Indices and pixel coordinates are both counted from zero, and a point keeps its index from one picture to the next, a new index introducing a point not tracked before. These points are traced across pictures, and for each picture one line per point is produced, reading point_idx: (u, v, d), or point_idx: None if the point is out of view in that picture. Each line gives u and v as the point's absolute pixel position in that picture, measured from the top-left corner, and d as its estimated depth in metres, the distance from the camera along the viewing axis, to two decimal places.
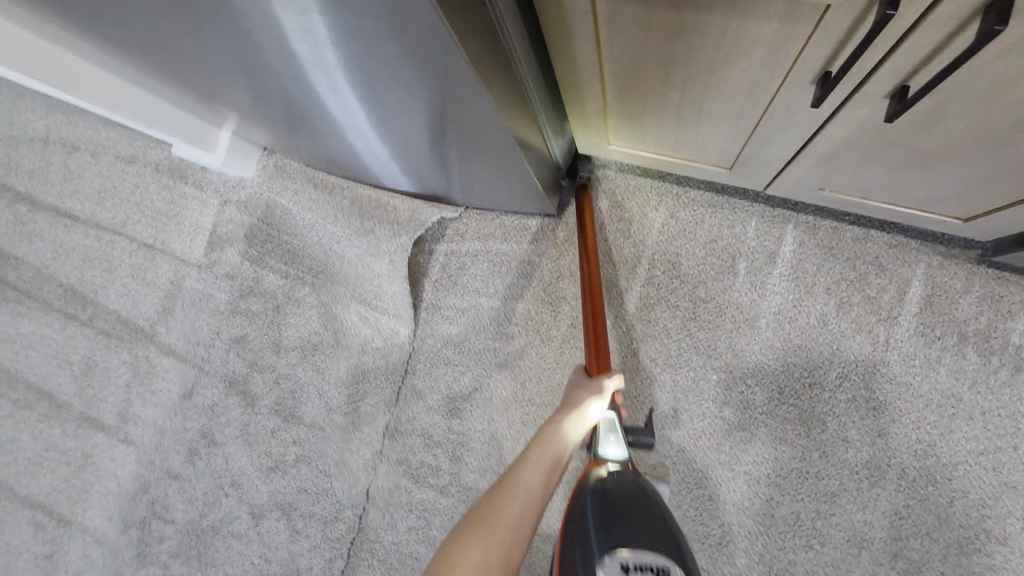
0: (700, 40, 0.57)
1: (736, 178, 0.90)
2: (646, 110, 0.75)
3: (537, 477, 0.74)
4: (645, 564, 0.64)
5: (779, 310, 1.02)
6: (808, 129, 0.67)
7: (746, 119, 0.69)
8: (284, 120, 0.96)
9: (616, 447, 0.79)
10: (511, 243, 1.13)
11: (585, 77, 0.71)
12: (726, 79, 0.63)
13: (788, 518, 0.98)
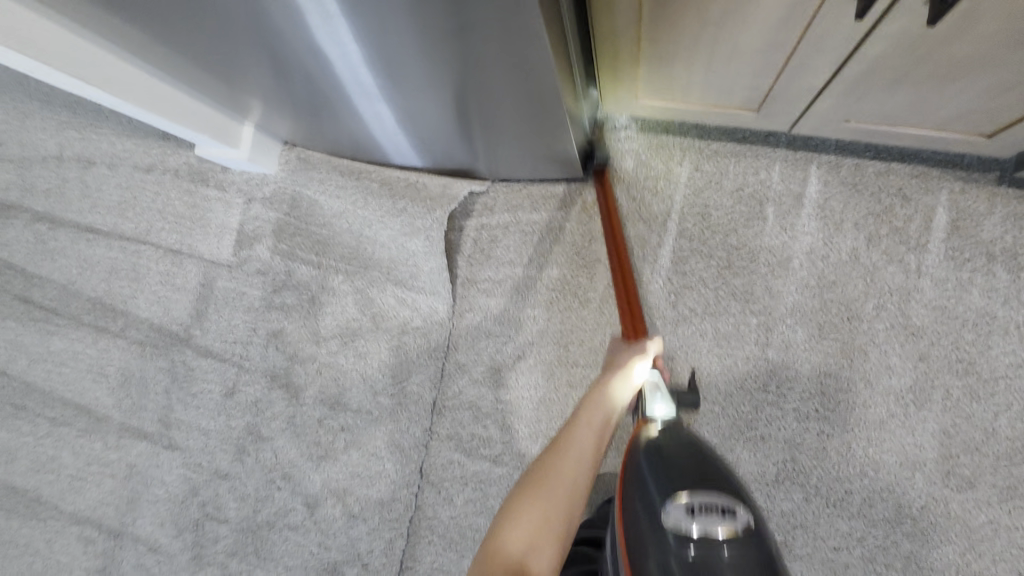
0: None
1: (762, 120, 0.93)
2: (681, 54, 0.77)
3: (592, 432, 0.70)
4: (708, 504, 0.59)
5: (811, 250, 1.05)
6: (843, 51, 0.70)
7: (781, 51, 0.72)
8: (309, 106, 0.98)
9: (664, 406, 0.74)
10: (540, 212, 1.16)
11: (621, 24, 0.73)
12: (765, 8, 0.66)
13: (839, 449, 1.00)
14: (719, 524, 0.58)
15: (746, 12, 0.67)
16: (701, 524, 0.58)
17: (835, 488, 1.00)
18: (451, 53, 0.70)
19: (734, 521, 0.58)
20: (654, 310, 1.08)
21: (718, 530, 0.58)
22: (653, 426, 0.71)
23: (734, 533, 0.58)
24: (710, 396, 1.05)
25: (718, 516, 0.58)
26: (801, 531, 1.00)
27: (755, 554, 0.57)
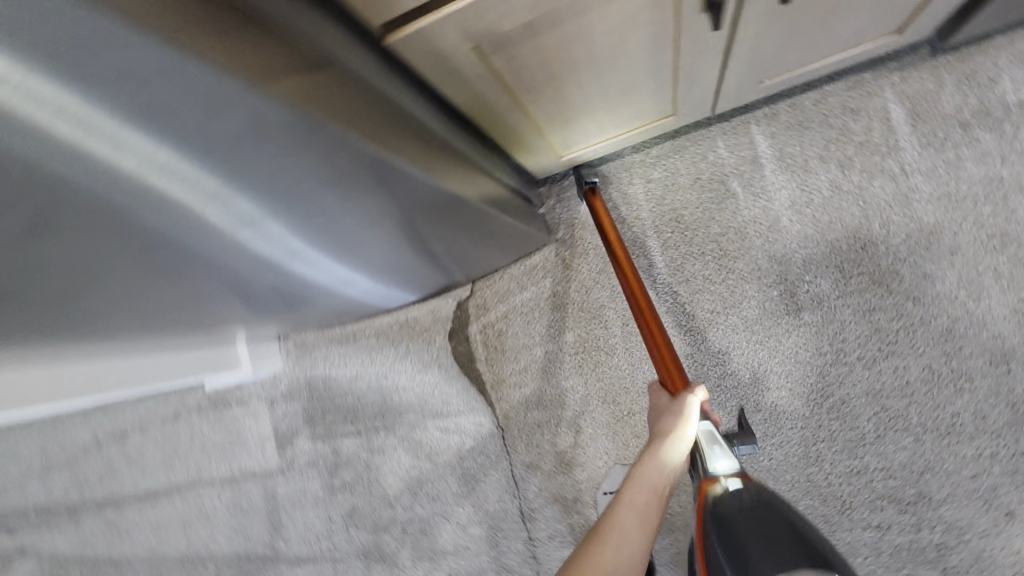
0: (590, 38, 0.60)
1: (685, 116, 0.93)
2: (574, 109, 0.76)
3: (647, 500, 0.62)
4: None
5: (793, 202, 1.02)
6: (721, 45, 0.70)
7: (665, 71, 0.73)
8: (286, 306, 1.00)
9: (725, 460, 0.72)
10: (529, 288, 1.16)
11: (513, 122, 0.75)
12: (630, 55, 0.66)
13: (923, 377, 0.95)
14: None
15: (613, 57, 0.65)
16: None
17: (941, 415, 0.94)
18: (387, 229, 0.70)
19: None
20: (678, 328, 1.06)
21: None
22: (717, 486, 0.68)
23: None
24: (771, 383, 1.01)
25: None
26: (932, 474, 0.94)
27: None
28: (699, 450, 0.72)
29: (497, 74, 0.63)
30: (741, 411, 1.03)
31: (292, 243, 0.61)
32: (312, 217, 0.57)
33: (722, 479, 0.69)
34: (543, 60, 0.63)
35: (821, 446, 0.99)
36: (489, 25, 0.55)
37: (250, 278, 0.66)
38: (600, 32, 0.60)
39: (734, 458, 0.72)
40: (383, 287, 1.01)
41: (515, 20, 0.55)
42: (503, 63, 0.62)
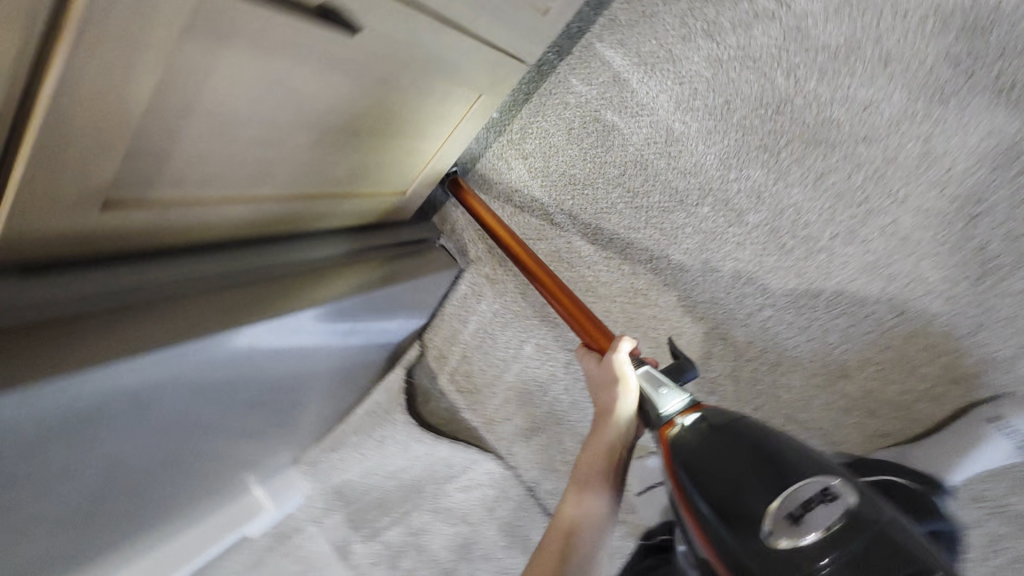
0: (256, 112, 0.52)
1: (499, 85, 0.79)
2: (329, 159, 0.67)
3: (593, 476, 0.75)
4: (811, 497, 0.57)
5: (679, 101, 0.84)
6: (423, 23, 0.57)
7: (395, 77, 0.62)
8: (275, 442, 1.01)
9: (675, 398, 0.75)
10: (471, 319, 1.07)
11: (287, 212, 0.69)
12: (331, 93, 0.57)
13: (921, 225, 0.74)
14: (823, 521, 0.55)
15: (316, 105, 0.57)
16: (800, 526, 0.55)
17: (966, 259, 0.72)
18: (289, 342, 0.70)
19: (835, 510, 0.55)
20: (627, 294, 0.93)
21: (825, 528, 0.54)
22: (675, 425, 0.72)
23: (840, 523, 0.54)
24: (752, 308, 0.85)
25: (821, 511, 0.56)
26: (987, 331, 0.73)
27: (859, 534, 0.53)
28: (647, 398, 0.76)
29: (243, 194, 0.61)
30: (733, 352, 0.88)
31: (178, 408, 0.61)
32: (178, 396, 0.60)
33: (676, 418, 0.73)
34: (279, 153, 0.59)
35: (839, 351, 0.81)
36: (195, 169, 0.52)
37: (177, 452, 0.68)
38: (305, 100, 0.55)
39: (684, 394, 0.76)
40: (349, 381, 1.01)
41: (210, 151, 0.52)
42: (201, 189, 0.55)
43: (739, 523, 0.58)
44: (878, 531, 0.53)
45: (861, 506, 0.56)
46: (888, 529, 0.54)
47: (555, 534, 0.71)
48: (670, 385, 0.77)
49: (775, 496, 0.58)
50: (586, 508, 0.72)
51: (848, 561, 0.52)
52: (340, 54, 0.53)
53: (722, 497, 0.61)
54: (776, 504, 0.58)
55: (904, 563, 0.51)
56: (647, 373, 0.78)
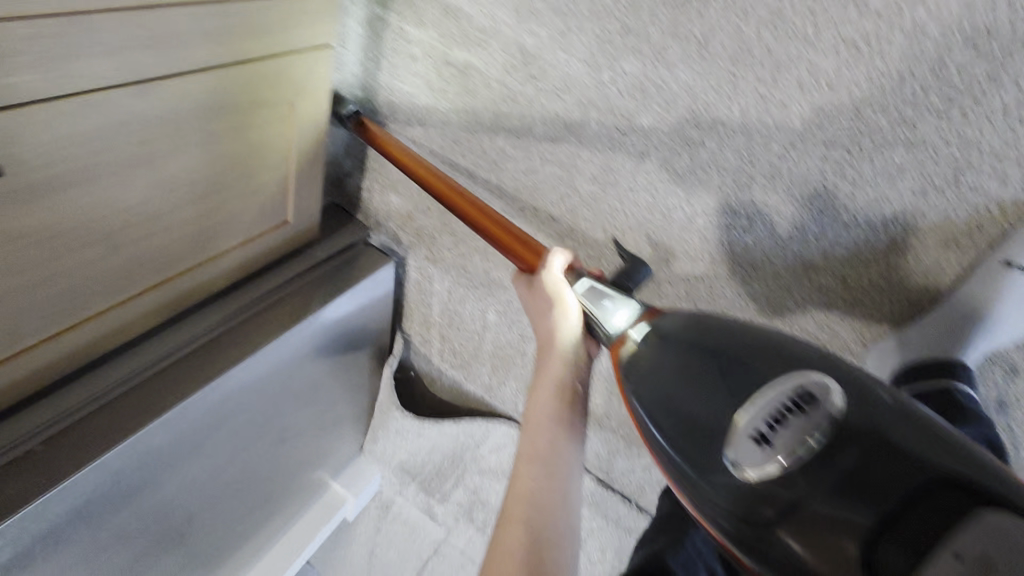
0: (14, 274, 0.52)
1: (307, 85, 0.70)
2: (158, 249, 0.65)
3: (548, 425, 0.58)
4: (779, 408, 0.45)
5: (518, 9, 0.68)
6: (124, 107, 0.52)
7: (151, 156, 0.57)
8: (309, 453, 1.14)
9: (622, 310, 0.59)
10: (432, 301, 1.05)
11: (157, 301, 0.70)
12: (87, 214, 0.55)
13: (849, 62, 0.54)
14: (801, 437, 0.44)
15: (79, 231, 0.55)
16: (772, 452, 0.44)
17: (923, 86, 0.52)
18: (210, 405, 0.78)
19: (814, 419, 0.44)
20: (552, 242, 0.82)
21: (805, 445, 0.44)
22: (628, 341, 0.56)
23: (825, 435, 0.44)
24: (684, 222, 0.71)
25: (796, 425, 0.44)
26: (974, 173, 0.54)
27: (850, 441, 0.43)
28: (591, 317, 0.60)
29: (88, 315, 0.62)
30: (683, 274, 0.74)
31: (137, 489, 0.73)
32: (127, 483, 0.71)
33: (629, 331, 0.56)
34: (86, 271, 0.59)
35: (799, 244, 0.65)
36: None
37: (178, 506, 0.83)
38: (57, 224, 0.53)
39: (632, 301, 0.59)
40: (337, 388, 1.09)
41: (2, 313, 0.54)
42: (31, 342, 0.58)
43: (707, 451, 0.46)
44: (873, 432, 0.43)
45: (845, 407, 0.45)
46: (883, 426, 0.44)
47: (513, 506, 0.55)
48: (614, 292, 0.60)
49: (739, 411, 0.46)
50: (547, 465, 0.56)
51: (836, 481, 0.42)
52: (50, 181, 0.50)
53: (678, 416, 0.48)
54: (741, 419, 0.46)
55: (908, 466, 0.42)
56: (590, 288, 0.61)
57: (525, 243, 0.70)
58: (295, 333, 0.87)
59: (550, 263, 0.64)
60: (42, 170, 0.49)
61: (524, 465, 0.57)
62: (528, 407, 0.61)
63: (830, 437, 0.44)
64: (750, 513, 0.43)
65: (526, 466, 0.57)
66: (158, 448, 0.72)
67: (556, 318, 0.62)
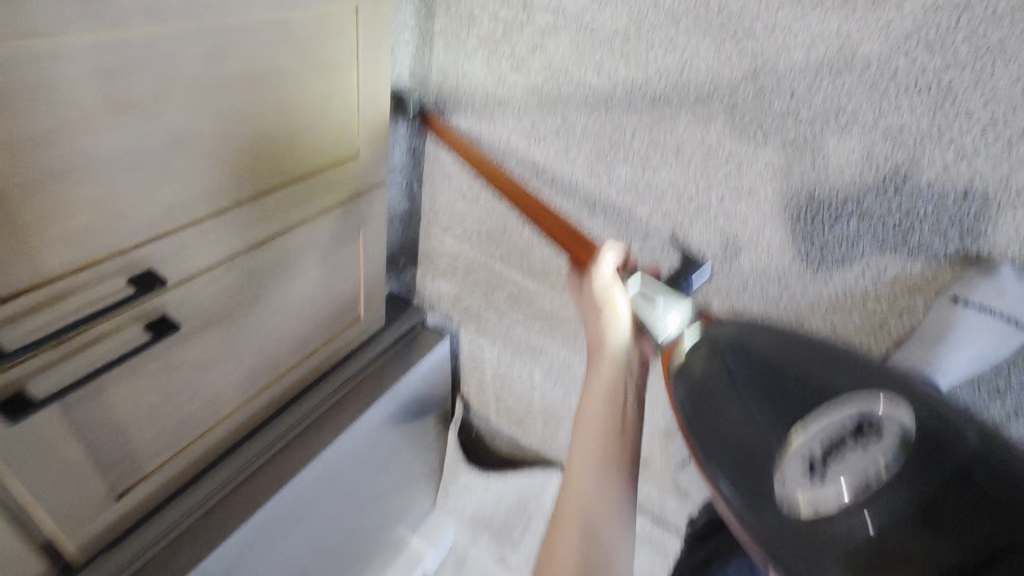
0: (178, 393, 0.71)
1: (368, 214, 0.90)
2: (267, 356, 0.85)
3: (598, 429, 0.63)
4: (840, 438, 0.43)
5: (528, 136, 0.84)
6: (247, 263, 0.71)
7: (263, 292, 0.77)
8: (390, 513, 1.29)
9: (675, 312, 0.59)
10: (485, 367, 1.20)
11: (268, 396, 0.89)
12: (224, 342, 0.74)
13: (795, 157, 0.66)
14: (865, 466, 0.41)
15: (217, 355, 0.74)
16: (824, 483, 0.42)
17: (859, 172, 0.64)
18: (312, 478, 0.94)
19: (879, 447, 0.42)
20: None
21: (868, 478, 0.41)
22: (680, 348, 0.56)
23: (885, 464, 0.41)
24: None
25: (856, 456, 0.42)
26: (918, 235, 0.63)
27: (912, 457, 0.41)
28: (644, 322, 0.61)
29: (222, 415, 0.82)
30: None
31: (261, 555, 0.89)
32: (253, 552, 0.87)
33: (682, 335, 0.57)
34: (220, 382, 0.78)
35: (788, 300, 0.75)
36: (167, 442, 0.74)
37: (289, 568, 0.98)
38: (205, 353, 0.72)
39: (686, 301, 0.59)
40: (410, 453, 1.24)
41: (172, 420, 0.73)
42: (188, 440, 0.77)
43: (760, 476, 0.45)
44: (936, 451, 0.41)
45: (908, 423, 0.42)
46: (947, 440, 0.41)
47: (565, 509, 0.59)
48: (665, 293, 0.60)
49: (790, 436, 0.45)
50: (601, 463, 0.62)
51: (896, 513, 0.39)
52: (202, 324, 0.69)
53: (731, 430, 0.48)
54: (793, 446, 0.45)
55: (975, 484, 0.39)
56: (641, 290, 0.62)
57: (580, 241, 0.76)
58: (374, 409, 1.04)
59: (601, 272, 0.67)
60: (197, 317, 0.68)
61: (578, 462, 0.61)
62: (582, 406, 0.64)
63: (894, 465, 0.41)
64: (804, 543, 0.42)
65: (581, 462, 0.61)
66: (275, 519, 0.89)
67: (607, 317, 0.66)
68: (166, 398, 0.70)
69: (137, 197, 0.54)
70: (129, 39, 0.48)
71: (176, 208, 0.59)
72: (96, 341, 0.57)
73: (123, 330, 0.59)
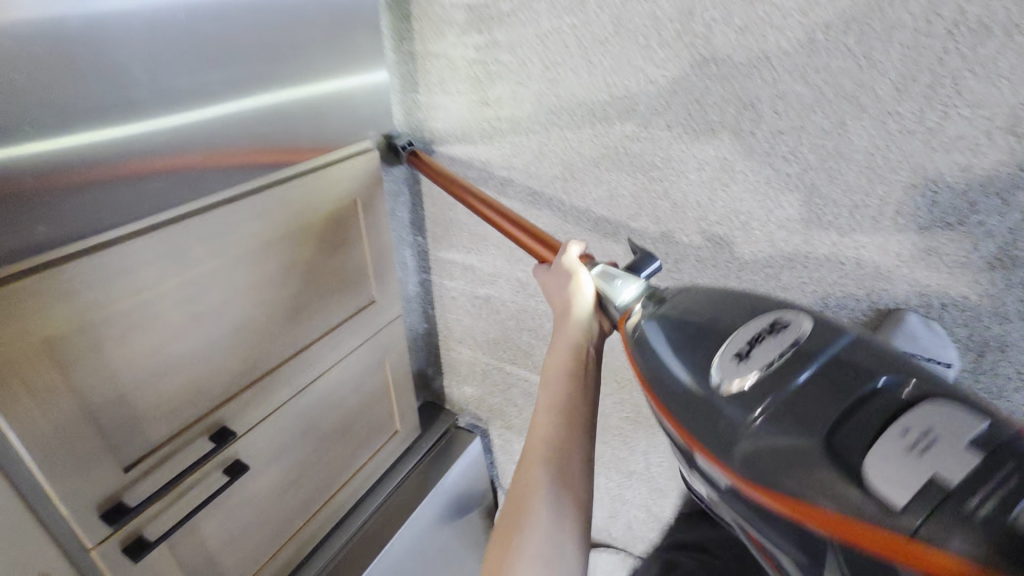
0: (252, 522, 0.87)
1: (390, 345, 1.09)
2: (321, 478, 1.00)
3: (563, 381, 0.65)
4: (750, 338, 0.51)
5: (511, 257, 1.03)
6: (295, 407, 0.90)
7: (311, 426, 0.94)
8: None
9: (630, 287, 0.67)
10: (517, 458, 1.31)
11: (325, 513, 1.04)
12: (285, 473, 0.91)
13: (716, 251, 0.80)
14: (773, 351, 0.49)
15: (280, 483, 0.91)
16: (746, 367, 0.48)
17: (769, 256, 0.76)
18: None
19: (786, 338, 0.49)
20: None
21: (772, 360, 0.48)
22: (632, 313, 0.63)
23: (789, 351, 0.48)
24: None
25: (765, 346, 0.49)
26: (835, 298, 0.74)
27: (810, 362, 0.47)
28: (602, 294, 0.68)
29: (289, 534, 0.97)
30: None
31: None
32: None
33: (632, 305, 0.65)
34: (285, 506, 0.94)
35: None
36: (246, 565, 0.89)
37: None
38: (270, 485, 0.89)
39: (641, 281, 0.67)
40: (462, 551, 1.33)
41: (249, 545, 0.88)
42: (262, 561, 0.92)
43: (702, 411, 0.49)
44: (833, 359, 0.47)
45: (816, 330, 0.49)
46: (846, 348, 0.48)
47: (531, 451, 0.61)
48: (624, 274, 0.68)
49: (716, 345, 0.52)
50: (566, 410, 0.63)
51: (801, 415, 0.44)
52: (265, 461, 0.87)
53: (673, 377, 0.53)
54: (718, 355, 0.51)
55: (861, 375, 0.45)
56: (602, 270, 0.70)
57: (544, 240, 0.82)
58: (419, 511, 1.16)
59: (569, 254, 0.73)
60: (261, 456, 0.86)
61: (542, 416, 0.63)
62: (546, 367, 0.67)
63: (796, 351, 0.48)
64: (749, 455, 0.44)
65: (544, 414, 0.63)
66: None
67: (572, 288, 0.71)
68: (244, 527, 0.86)
69: (210, 377, 0.74)
70: (201, 272, 0.69)
71: (238, 379, 0.78)
72: (187, 491, 0.75)
73: (207, 478, 0.77)
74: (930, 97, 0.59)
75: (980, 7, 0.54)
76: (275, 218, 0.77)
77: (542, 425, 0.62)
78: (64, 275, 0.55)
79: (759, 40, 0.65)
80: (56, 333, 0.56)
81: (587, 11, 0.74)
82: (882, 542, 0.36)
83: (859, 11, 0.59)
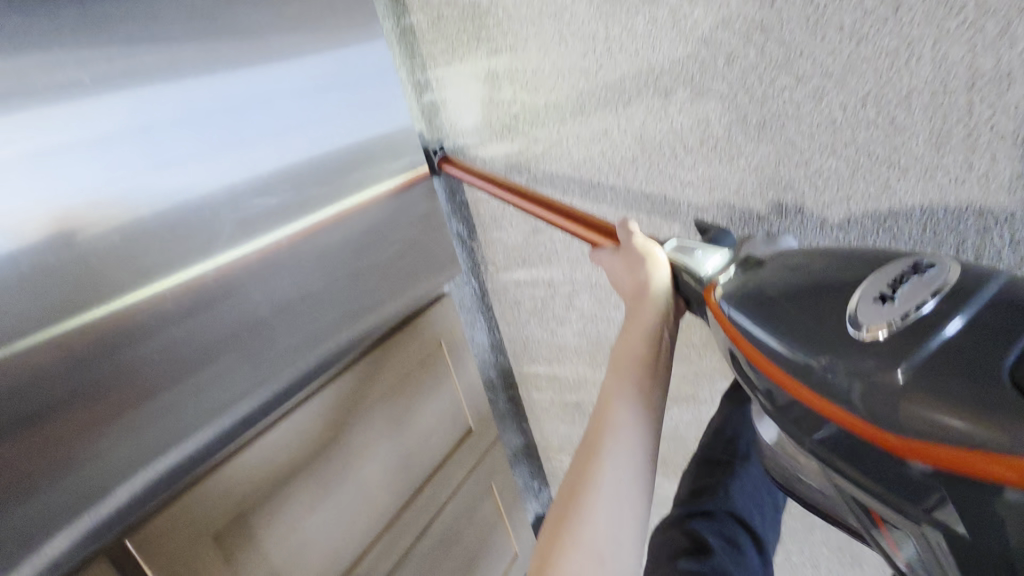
0: None
1: (495, 470, 1.12)
2: None
3: (640, 353, 0.61)
4: (890, 279, 0.44)
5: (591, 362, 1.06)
6: (417, 553, 0.94)
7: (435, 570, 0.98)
8: None
9: (714, 256, 0.60)
10: None
11: None
12: None
13: None
14: (920, 294, 0.41)
15: None
16: (887, 311, 0.42)
17: None
18: None
19: (928, 283, 0.42)
20: None
21: (911, 312, 0.41)
22: (720, 283, 0.56)
23: (946, 297, 0.40)
24: None
25: (911, 287, 0.42)
26: None
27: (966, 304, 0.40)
28: (683, 267, 0.62)
29: None
30: None
31: None
32: None
33: (721, 274, 0.58)
34: None
35: None
36: None
37: None
38: None
39: (726, 248, 0.61)
40: None
41: None
42: None
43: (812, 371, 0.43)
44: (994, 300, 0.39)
45: (965, 274, 0.41)
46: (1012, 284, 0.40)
47: (603, 413, 0.58)
48: (705, 244, 0.62)
49: (848, 296, 0.45)
50: (640, 385, 0.59)
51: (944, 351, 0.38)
52: None
53: (782, 322, 0.46)
54: (848, 304, 0.44)
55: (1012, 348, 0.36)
56: (679, 243, 0.64)
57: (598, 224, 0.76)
58: None
59: (636, 235, 0.69)
60: None
61: (618, 384, 0.60)
62: (621, 341, 0.64)
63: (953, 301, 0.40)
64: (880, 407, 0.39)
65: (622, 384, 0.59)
66: None
67: (648, 266, 0.65)
68: None
69: (340, 542, 0.81)
70: (322, 447, 0.78)
71: (363, 538, 0.85)
72: None
73: None
74: (971, 146, 0.60)
75: (993, 60, 0.56)
76: (376, 381, 0.86)
77: (616, 392, 0.59)
78: (246, 456, 0.69)
79: (781, 131, 0.69)
80: (241, 508, 0.69)
81: (613, 139, 0.81)
82: (964, 460, 0.35)
83: (871, 88, 0.62)
